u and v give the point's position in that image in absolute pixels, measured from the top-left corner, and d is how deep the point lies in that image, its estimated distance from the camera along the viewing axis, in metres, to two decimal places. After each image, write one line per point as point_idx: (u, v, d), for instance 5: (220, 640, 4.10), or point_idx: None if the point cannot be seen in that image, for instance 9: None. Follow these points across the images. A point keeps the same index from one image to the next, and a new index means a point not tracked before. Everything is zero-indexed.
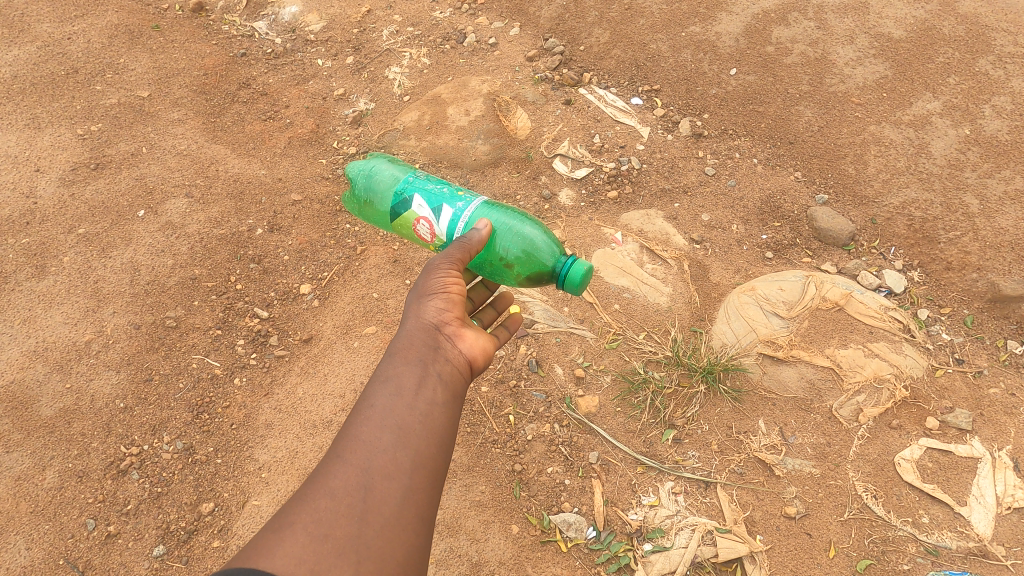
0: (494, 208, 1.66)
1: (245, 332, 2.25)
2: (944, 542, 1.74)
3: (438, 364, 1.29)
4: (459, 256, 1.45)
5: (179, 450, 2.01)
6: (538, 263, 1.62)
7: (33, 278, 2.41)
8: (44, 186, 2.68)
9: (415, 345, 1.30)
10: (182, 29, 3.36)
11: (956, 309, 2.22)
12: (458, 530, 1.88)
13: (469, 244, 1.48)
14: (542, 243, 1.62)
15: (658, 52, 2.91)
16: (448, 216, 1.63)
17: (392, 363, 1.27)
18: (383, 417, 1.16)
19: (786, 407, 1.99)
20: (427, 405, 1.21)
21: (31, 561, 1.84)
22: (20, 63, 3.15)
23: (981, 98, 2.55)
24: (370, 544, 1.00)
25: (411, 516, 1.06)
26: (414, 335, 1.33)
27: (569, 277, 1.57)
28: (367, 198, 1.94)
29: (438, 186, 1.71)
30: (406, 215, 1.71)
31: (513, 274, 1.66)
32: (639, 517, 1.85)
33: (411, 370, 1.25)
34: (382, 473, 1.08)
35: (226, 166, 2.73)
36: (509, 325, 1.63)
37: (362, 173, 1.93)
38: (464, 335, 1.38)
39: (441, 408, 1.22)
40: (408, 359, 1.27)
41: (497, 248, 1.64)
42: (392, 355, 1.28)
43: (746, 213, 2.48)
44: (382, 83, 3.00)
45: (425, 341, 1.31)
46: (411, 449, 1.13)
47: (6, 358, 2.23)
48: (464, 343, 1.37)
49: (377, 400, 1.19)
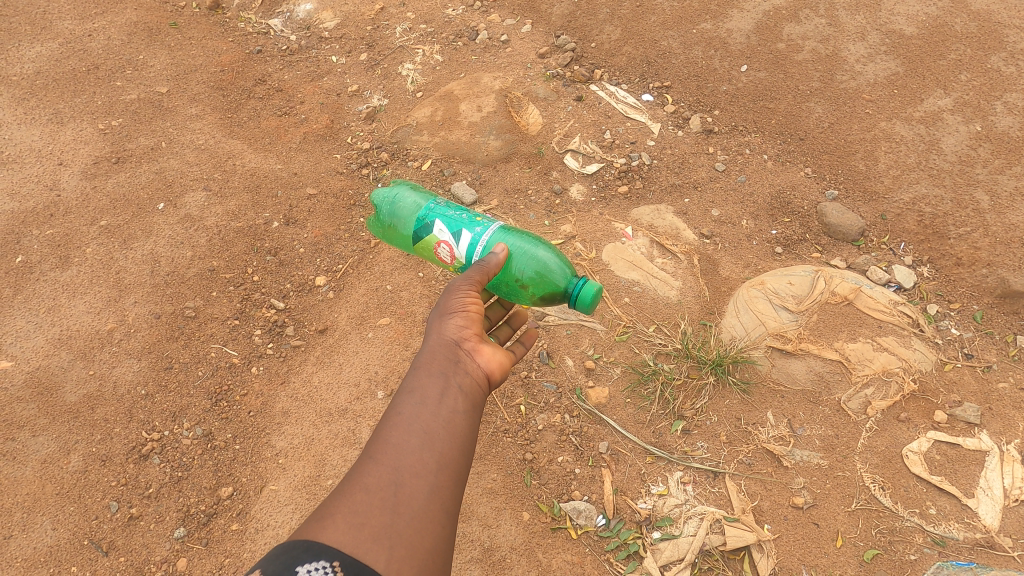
0: (510, 232, 1.69)
1: (263, 322, 2.30)
2: (951, 533, 1.76)
3: (459, 376, 1.30)
4: (478, 277, 1.48)
5: (199, 436, 2.06)
6: (552, 284, 1.67)
7: (56, 268, 2.47)
8: (67, 179, 2.74)
9: (437, 358, 1.32)
10: (199, 26, 3.42)
11: (965, 305, 2.23)
12: (470, 516, 1.92)
13: (487, 266, 1.51)
14: (555, 265, 1.68)
15: (669, 49, 2.94)
16: (467, 240, 1.64)
17: (415, 375, 1.28)
18: (409, 423, 1.19)
19: (794, 399, 2.02)
20: (449, 413, 1.22)
21: (57, 541, 1.90)
22: (43, 59, 3.22)
23: (993, 95, 2.56)
24: (402, 532, 1.03)
25: (438, 511, 1.09)
26: (435, 349, 1.34)
27: (580, 298, 1.60)
28: (390, 223, 1.96)
29: (458, 211, 1.73)
30: (428, 239, 1.73)
31: (528, 295, 1.70)
32: (648, 505, 1.88)
33: (434, 381, 1.26)
34: (411, 471, 1.11)
35: (243, 160, 2.78)
36: (525, 341, 1.61)
37: (386, 200, 1.96)
38: (483, 349, 1.37)
39: (463, 417, 1.24)
40: (431, 371, 1.29)
41: (513, 271, 1.68)
42: (416, 368, 1.30)
43: (755, 208, 2.50)
44: (396, 79, 3.04)
45: (446, 355, 1.33)
46: (436, 452, 1.16)
47: (31, 346, 2.29)
48: (482, 357, 1.36)
49: (403, 408, 1.21)
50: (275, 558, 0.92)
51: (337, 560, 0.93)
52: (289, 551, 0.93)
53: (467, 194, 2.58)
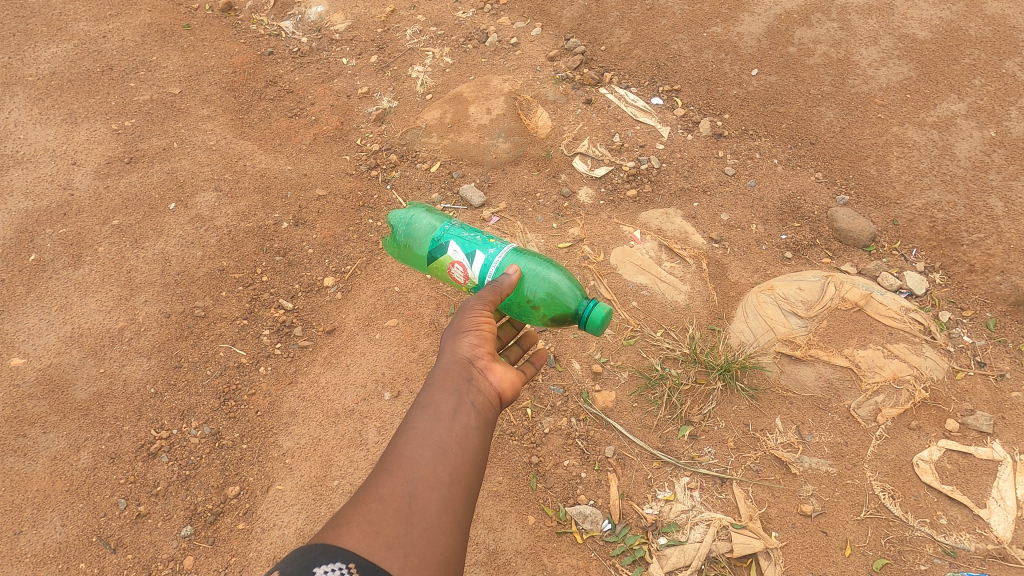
0: (522, 255, 1.71)
1: (271, 322, 2.32)
2: (962, 543, 1.73)
3: (472, 393, 1.29)
4: (491, 296, 1.46)
5: (206, 435, 2.07)
6: (562, 305, 1.66)
7: (69, 267, 2.49)
8: (80, 178, 2.77)
9: (450, 374, 1.31)
10: (212, 28, 3.45)
11: (978, 312, 2.21)
12: (475, 519, 1.91)
13: (501, 286, 1.49)
14: (566, 286, 1.67)
15: (679, 53, 2.93)
16: (481, 260, 1.64)
17: (429, 391, 1.28)
18: (423, 437, 1.19)
19: (803, 406, 2.00)
20: (462, 429, 1.22)
21: (66, 537, 1.91)
22: (58, 60, 3.26)
23: (1007, 100, 2.53)
24: (414, 542, 1.03)
25: (449, 523, 1.09)
26: (449, 365, 1.33)
27: (591, 319, 1.59)
28: (406, 243, 1.95)
29: (473, 233, 1.72)
30: (442, 260, 1.72)
31: (539, 316, 1.70)
32: (654, 511, 1.87)
33: (448, 397, 1.26)
34: (424, 483, 1.11)
35: (253, 161, 2.80)
36: (534, 359, 1.60)
37: (402, 221, 1.96)
38: (495, 367, 1.36)
39: (475, 433, 1.23)
40: (445, 387, 1.28)
41: (524, 292, 1.69)
42: (430, 384, 1.30)
43: (765, 213, 2.48)
44: (405, 82, 3.06)
45: (459, 372, 1.32)
46: (449, 465, 1.16)
47: (43, 343, 2.31)
48: (495, 375, 1.35)
49: (416, 423, 1.21)
50: (293, 561, 0.93)
51: (353, 563, 0.94)
52: (305, 553, 0.94)
53: (475, 196, 2.57)
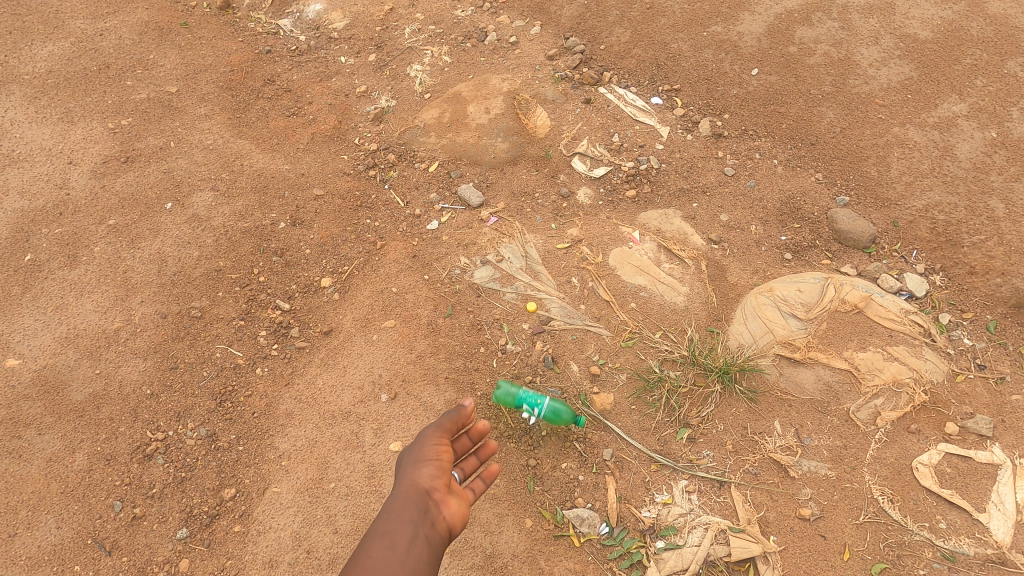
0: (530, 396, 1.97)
1: (268, 323, 2.31)
2: (961, 548, 1.72)
3: (427, 525, 1.20)
4: (449, 425, 1.44)
5: (202, 436, 2.07)
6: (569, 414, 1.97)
7: (65, 267, 2.48)
8: (77, 178, 2.76)
9: (406, 505, 1.22)
10: (210, 26, 3.43)
11: (978, 314, 2.19)
12: (472, 522, 1.89)
13: (460, 412, 1.46)
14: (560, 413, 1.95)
15: (679, 52, 2.91)
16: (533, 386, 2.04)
17: (383, 520, 1.18)
18: (377, 566, 1.07)
19: (802, 408, 1.99)
20: (416, 561, 1.12)
21: (61, 539, 1.90)
22: (55, 58, 3.24)
23: (1009, 101, 2.51)
24: None
25: None
26: (406, 495, 1.25)
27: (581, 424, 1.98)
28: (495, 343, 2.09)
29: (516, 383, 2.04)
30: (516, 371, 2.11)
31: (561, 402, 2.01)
32: (652, 514, 1.86)
33: (403, 526, 1.16)
34: None
35: (251, 161, 2.79)
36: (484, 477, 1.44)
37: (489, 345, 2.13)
38: (451, 501, 1.28)
39: (430, 565, 1.13)
40: (400, 517, 1.19)
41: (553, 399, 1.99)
42: (386, 514, 1.21)
43: (765, 214, 2.47)
44: (404, 80, 3.04)
45: (416, 502, 1.23)
46: None
47: (38, 344, 2.30)
48: (450, 508, 1.26)
49: (370, 552, 1.10)
50: None
51: None
52: None
53: (473, 196, 2.55)
